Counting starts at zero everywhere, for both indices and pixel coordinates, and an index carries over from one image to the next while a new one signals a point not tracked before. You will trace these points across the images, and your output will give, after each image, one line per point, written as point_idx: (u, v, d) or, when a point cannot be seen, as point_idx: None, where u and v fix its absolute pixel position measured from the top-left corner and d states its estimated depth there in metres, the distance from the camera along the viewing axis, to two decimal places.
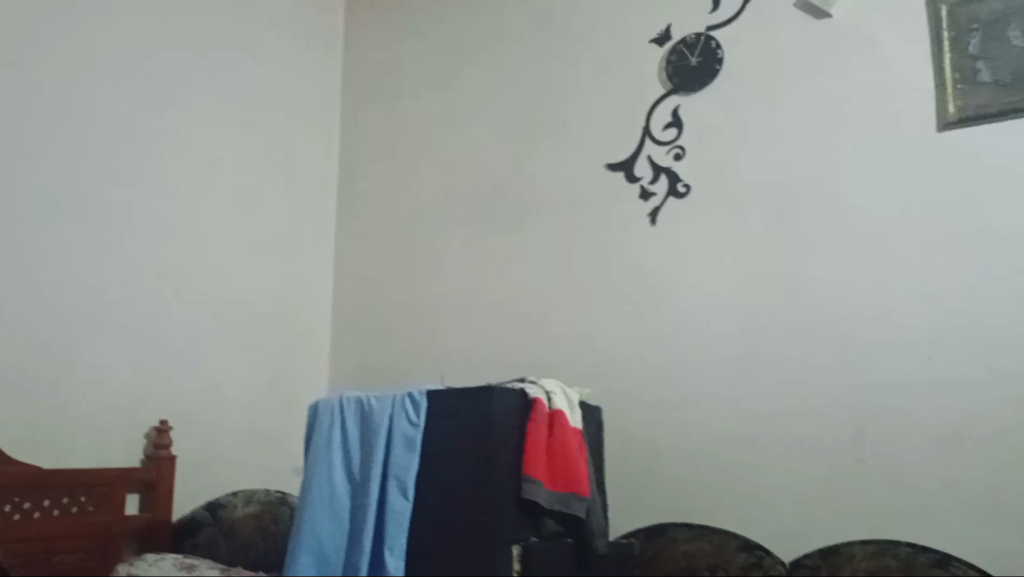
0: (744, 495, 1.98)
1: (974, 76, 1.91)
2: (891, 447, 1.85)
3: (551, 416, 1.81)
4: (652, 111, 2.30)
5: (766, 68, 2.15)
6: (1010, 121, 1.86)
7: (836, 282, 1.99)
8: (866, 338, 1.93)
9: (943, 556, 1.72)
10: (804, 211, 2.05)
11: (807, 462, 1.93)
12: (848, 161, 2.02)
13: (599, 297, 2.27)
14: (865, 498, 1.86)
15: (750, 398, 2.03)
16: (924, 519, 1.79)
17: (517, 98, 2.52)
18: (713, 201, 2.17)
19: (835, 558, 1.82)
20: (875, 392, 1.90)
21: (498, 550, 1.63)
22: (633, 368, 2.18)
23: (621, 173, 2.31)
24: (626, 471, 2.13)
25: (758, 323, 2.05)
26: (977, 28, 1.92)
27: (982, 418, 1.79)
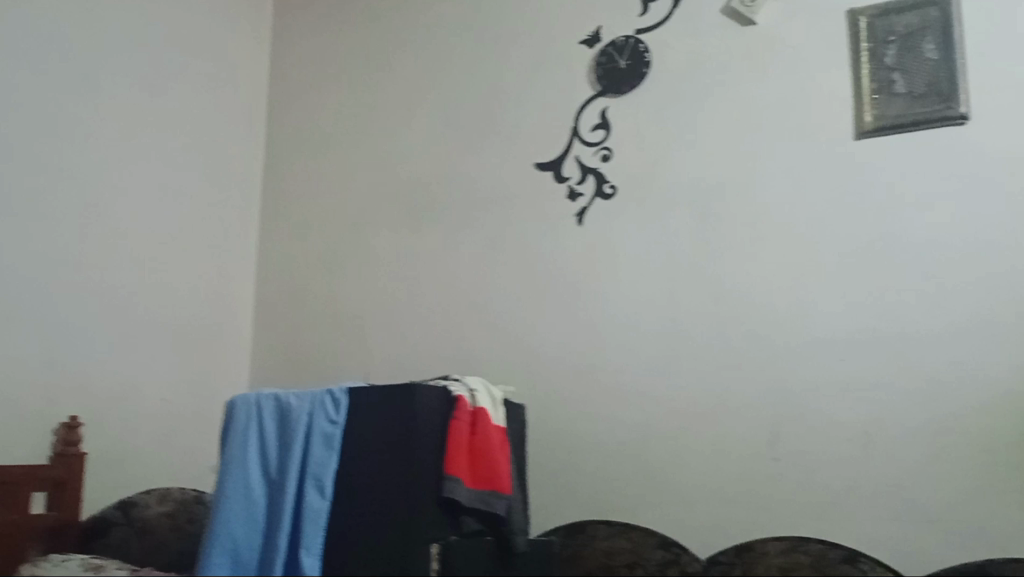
0: (664, 494, 2.01)
1: (889, 87, 1.97)
2: (804, 447, 1.91)
3: (474, 414, 1.81)
4: (581, 111, 2.31)
5: (692, 73, 2.18)
6: (923, 131, 1.92)
7: (756, 285, 2.03)
8: (783, 340, 1.98)
9: (851, 552, 1.74)
10: (726, 214, 2.09)
11: (724, 461, 1.97)
12: (769, 166, 2.06)
13: (525, 296, 2.27)
14: (778, 497, 1.91)
15: (671, 398, 2.06)
16: (834, 517, 1.85)
17: (447, 95, 2.50)
18: (639, 202, 2.19)
19: (749, 554, 1.84)
20: (789, 394, 1.95)
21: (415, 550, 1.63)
22: (557, 367, 2.20)
23: (549, 173, 2.32)
24: (547, 469, 2.15)
25: (680, 324, 2.08)
26: (894, 40, 1.99)
27: (890, 419, 1.85)
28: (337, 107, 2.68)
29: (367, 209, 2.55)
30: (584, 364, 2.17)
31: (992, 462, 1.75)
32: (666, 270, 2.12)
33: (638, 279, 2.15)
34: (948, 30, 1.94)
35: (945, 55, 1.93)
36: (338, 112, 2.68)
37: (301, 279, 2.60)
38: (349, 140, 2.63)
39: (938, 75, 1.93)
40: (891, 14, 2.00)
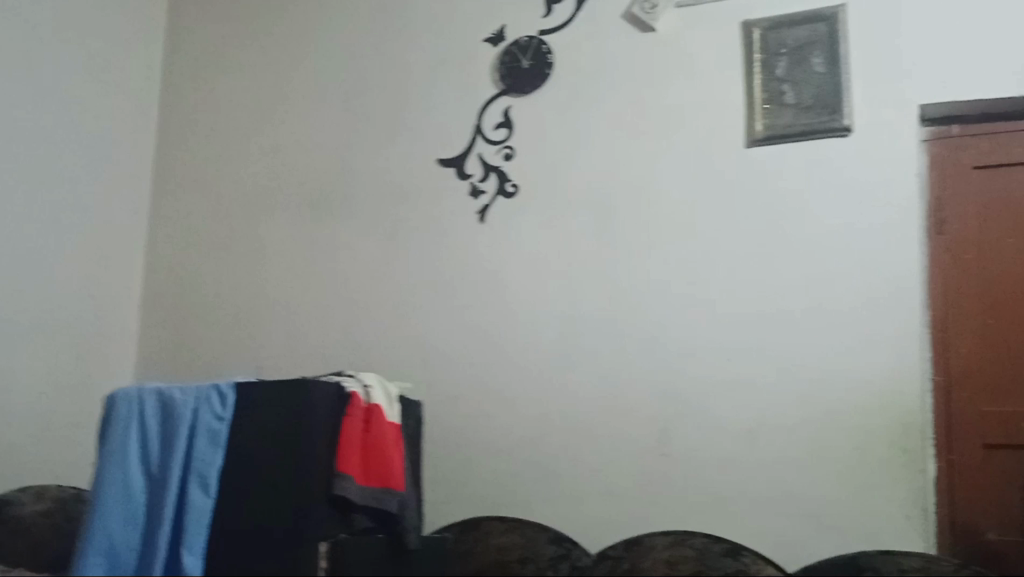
0: (556, 491, 2.05)
1: (779, 97, 2.04)
2: (691, 444, 1.97)
3: (369, 411, 1.79)
4: (484, 109, 2.31)
5: (594, 76, 2.21)
6: (809, 142, 2.00)
7: (649, 286, 2.08)
8: (674, 340, 2.03)
9: (734, 546, 1.82)
10: (623, 215, 2.13)
11: (616, 458, 2.02)
12: (666, 170, 2.11)
13: (424, 292, 2.27)
14: (666, 493, 1.96)
15: (565, 396, 2.09)
16: (717, 511, 1.92)
17: (350, 87, 2.47)
18: (540, 202, 2.21)
19: (637, 548, 1.89)
20: (679, 393, 2.01)
21: (303, 547, 1.63)
22: (454, 363, 2.20)
23: (451, 169, 2.31)
24: (442, 464, 2.16)
25: (577, 324, 2.12)
26: (785, 53, 2.05)
27: (771, 418, 1.93)
28: (236, 95, 2.61)
29: (265, 201, 2.50)
30: (482, 362, 2.18)
31: (863, 459, 1.85)
32: (564, 270, 2.15)
33: (536, 278, 2.17)
34: (835, 45, 2.01)
35: (832, 68, 2.00)
36: (237, 100, 2.61)
37: (195, 269, 2.53)
38: (249, 128, 2.57)
39: (825, 88, 2.00)
40: (783, 27, 2.06)
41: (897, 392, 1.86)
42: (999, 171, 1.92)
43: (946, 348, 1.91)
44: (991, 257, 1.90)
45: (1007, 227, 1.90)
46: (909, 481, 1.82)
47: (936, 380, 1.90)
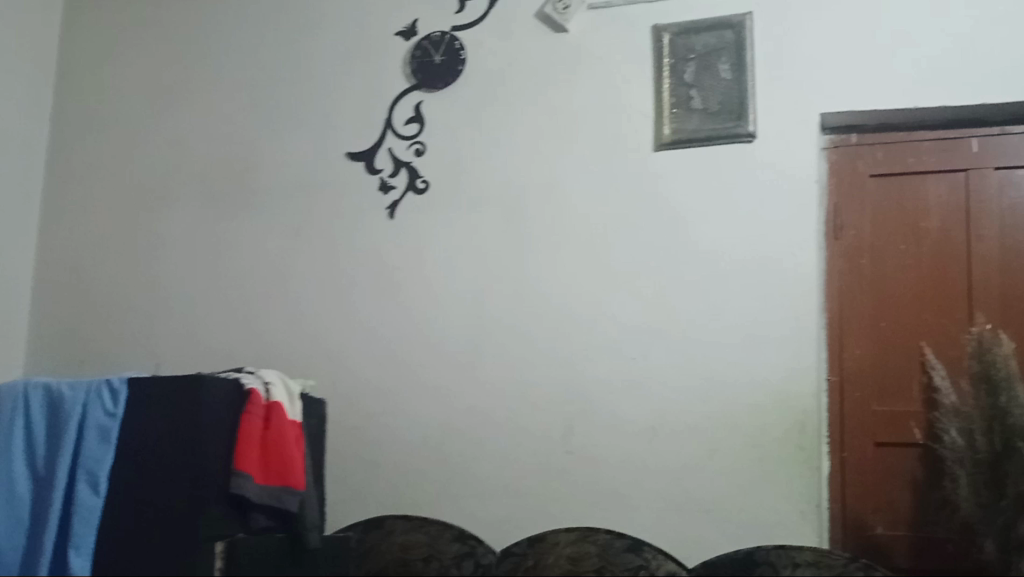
0: (462, 489, 2.07)
1: (687, 102, 2.07)
2: (595, 441, 2.00)
3: (269, 408, 1.75)
4: (394, 104, 2.28)
5: (506, 74, 2.21)
6: (714, 147, 2.04)
7: (556, 286, 2.09)
8: (580, 340, 2.06)
9: (636, 541, 1.87)
10: (532, 214, 2.14)
11: (521, 455, 2.04)
12: (578, 171, 2.12)
13: (334, 288, 2.24)
14: (570, 491, 2.00)
15: (472, 393, 2.10)
16: (619, 507, 1.96)
17: (260, 77, 2.41)
18: (450, 198, 2.20)
19: (541, 545, 1.92)
20: (584, 392, 2.03)
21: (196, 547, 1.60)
22: (363, 360, 2.19)
23: (361, 163, 2.28)
24: (349, 460, 2.15)
25: (485, 322, 2.13)
26: (693, 58, 2.08)
27: (673, 416, 1.97)
28: (139, 79, 2.52)
29: (170, 190, 2.43)
30: (389, 359, 2.17)
31: (759, 457, 1.91)
32: (473, 268, 2.16)
33: (445, 276, 2.17)
34: (741, 53, 2.05)
35: (738, 75, 2.04)
36: (141, 84, 2.52)
37: (95, 259, 2.45)
38: (153, 115, 2.49)
39: (730, 95, 2.04)
40: (691, 33, 2.09)
41: (792, 393, 1.92)
42: (895, 181, 2.00)
43: (841, 349, 1.99)
44: (885, 264, 1.99)
45: (900, 234, 1.99)
46: (803, 478, 1.88)
47: (831, 379, 1.99)
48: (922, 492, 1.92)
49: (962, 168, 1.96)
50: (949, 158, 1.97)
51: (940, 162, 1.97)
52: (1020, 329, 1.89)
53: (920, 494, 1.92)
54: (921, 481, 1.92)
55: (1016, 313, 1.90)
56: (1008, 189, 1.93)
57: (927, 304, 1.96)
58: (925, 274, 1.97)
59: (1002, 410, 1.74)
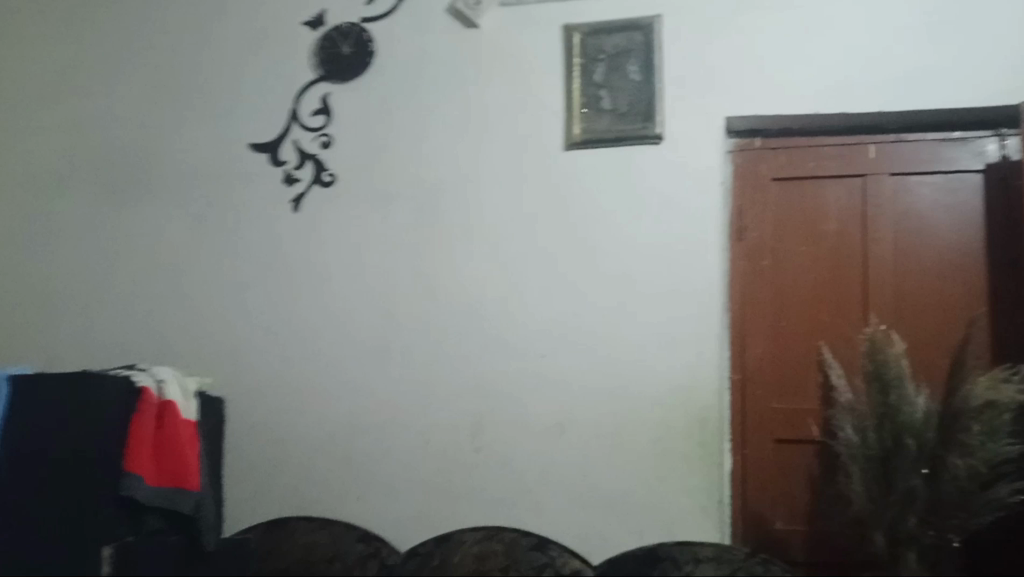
0: (370, 488, 2.05)
1: (596, 102, 2.07)
2: (503, 438, 2.01)
3: (163, 407, 1.71)
4: (300, 95, 2.23)
5: (417, 68, 2.17)
6: (623, 147, 2.05)
7: (467, 284, 2.08)
8: (488, 339, 2.05)
9: (542, 539, 1.89)
10: (442, 212, 2.12)
11: (430, 454, 2.04)
12: (489, 169, 2.11)
13: (240, 283, 2.19)
14: (478, 489, 2.01)
15: (380, 391, 2.08)
16: (527, 505, 1.98)
17: (160, 63, 2.32)
18: (359, 192, 2.16)
19: (447, 544, 1.91)
20: (492, 390, 2.04)
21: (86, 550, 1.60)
22: (271, 356, 2.15)
23: (264, 154, 2.22)
24: (257, 458, 2.11)
25: (394, 319, 2.10)
26: (603, 59, 2.08)
27: (580, 414, 1.99)
28: (31, 62, 2.40)
29: (65, 179, 2.32)
30: (298, 355, 2.13)
31: (662, 453, 1.94)
32: (383, 264, 2.12)
33: (355, 271, 2.13)
34: (650, 56, 2.05)
35: (647, 78, 2.05)
36: (33, 68, 2.40)
37: None
38: (48, 98, 2.37)
39: (640, 96, 2.05)
40: (602, 33, 2.08)
41: (695, 390, 1.95)
42: (798, 184, 2.05)
43: (743, 348, 2.04)
44: (787, 266, 2.04)
45: (799, 236, 2.04)
46: (704, 472, 1.92)
47: (733, 377, 2.03)
48: (818, 487, 1.98)
49: (860, 173, 2.01)
50: (848, 164, 2.02)
51: (840, 167, 2.02)
52: (911, 329, 1.97)
53: (816, 488, 1.98)
54: (817, 476, 1.98)
55: (908, 313, 1.98)
56: (902, 194, 2.00)
57: (825, 305, 2.01)
58: (824, 275, 2.02)
59: (892, 408, 1.81)
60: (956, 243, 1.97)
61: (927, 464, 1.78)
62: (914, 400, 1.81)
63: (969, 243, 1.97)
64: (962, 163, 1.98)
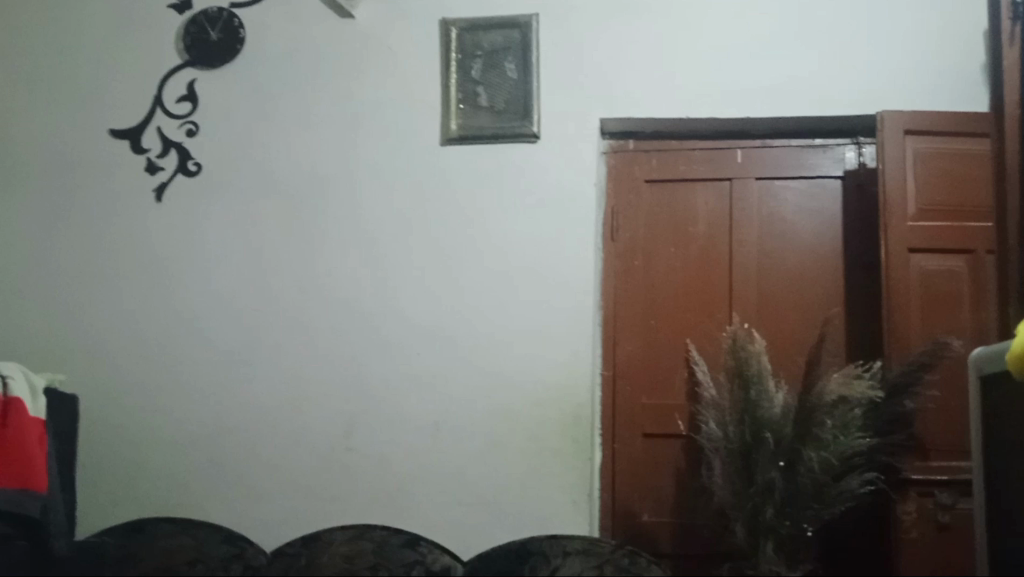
0: (238, 488, 2.02)
1: (474, 99, 2.06)
2: (377, 437, 2.00)
3: (6, 403, 1.73)
4: (164, 81, 2.16)
5: (289, 58, 2.12)
6: (500, 145, 2.05)
7: (340, 280, 2.05)
8: (361, 335, 2.03)
9: (413, 537, 1.87)
10: (315, 205, 2.08)
11: (300, 452, 2.01)
12: (365, 163, 2.07)
13: (106, 278, 2.13)
14: (349, 489, 1.99)
15: (247, 389, 2.05)
16: (398, 503, 1.97)
17: (19, 47, 2.24)
18: (226, 183, 2.11)
19: (315, 544, 1.88)
20: (365, 387, 2.02)
21: None
22: (136, 351, 2.10)
23: (127, 141, 2.16)
24: (122, 457, 2.08)
25: (263, 317, 2.07)
26: (480, 55, 2.07)
27: (453, 411, 1.99)
28: None
29: None
30: (165, 351, 2.09)
31: (533, 449, 1.96)
32: (255, 258, 2.08)
33: (224, 266, 2.09)
34: (527, 54, 2.05)
35: (523, 75, 2.05)
36: None
37: None
38: None
39: (517, 94, 2.05)
40: (479, 29, 2.07)
41: (567, 387, 1.97)
42: (668, 186, 2.10)
43: (615, 346, 2.08)
44: (657, 266, 2.09)
45: (670, 238, 2.09)
46: (577, 468, 1.95)
47: (605, 374, 2.07)
48: (683, 480, 2.03)
49: (728, 177, 2.08)
50: (716, 168, 2.08)
51: (708, 171, 2.08)
52: (773, 327, 2.04)
53: (683, 481, 2.03)
54: (683, 470, 2.04)
55: (771, 312, 2.05)
56: (766, 199, 2.07)
57: (693, 304, 2.07)
58: (693, 275, 2.08)
59: (752, 403, 1.87)
60: (815, 245, 2.06)
61: (784, 457, 1.84)
62: (774, 396, 1.88)
63: (828, 245, 2.05)
64: (822, 170, 2.07)
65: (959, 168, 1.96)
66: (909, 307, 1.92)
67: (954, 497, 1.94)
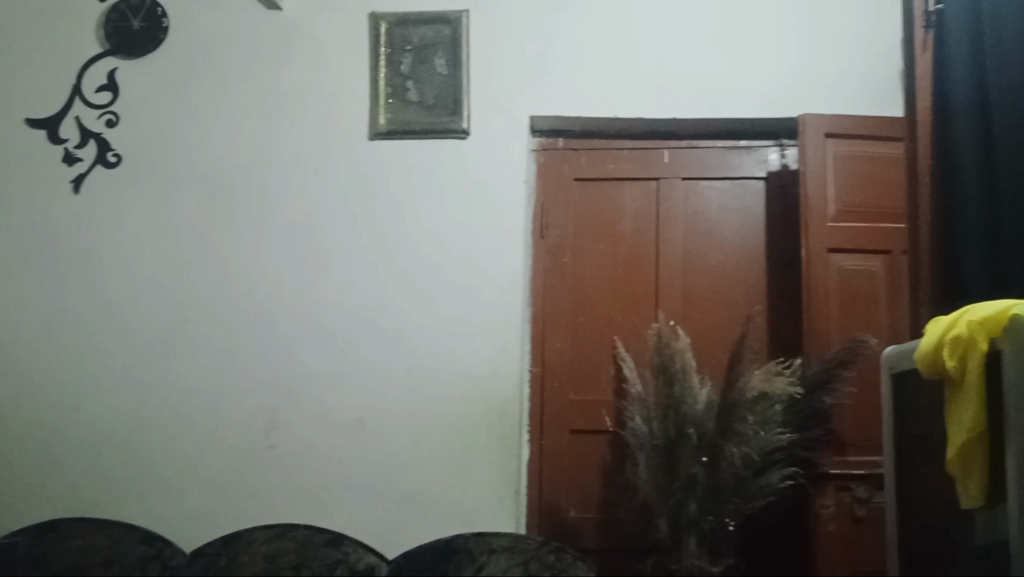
0: (156, 486, 1.98)
1: (403, 93, 2.05)
2: (300, 434, 1.97)
3: None
4: (84, 70, 2.11)
5: (215, 49, 2.10)
6: (429, 139, 2.04)
7: (266, 274, 2.03)
8: (287, 330, 2.01)
9: (336, 535, 1.84)
10: (240, 198, 2.05)
11: (221, 449, 1.98)
12: (292, 157, 2.05)
13: (21, 272, 2.08)
14: (272, 488, 1.96)
15: (167, 384, 2.01)
16: (322, 500, 1.95)
17: None
18: (148, 175, 2.08)
19: (235, 543, 1.84)
20: (288, 383, 1.99)
21: None
22: (51, 346, 2.05)
23: (44, 131, 2.10)
24: (35, 455, 2.02)
25: (184, 311, 2.03)
26: (410, 50, 2.07)
27: (379, 407, 1.97)
28: None
29: None
30: (80, 346, 2.05)
31: (459, 446, 1.96)
32: (177, 251, 2.05)
33: (144, 259, 2.06)
34: (456, 49, 2.06)
35: (453, 71, 2.06)
36: None
37: None
38: None
39: (446, 89, 2.05)
40: (408, 24, 2.07)
41: (495, 384, 1.98)
42: (596, 185, 2.12)
43: (543, 342, 2.09)
44: (585, 263, 2.10)
45: (598, 236, 2.10)
46: (502, 464, 1.95)
47: (533, 370, 2.08)
48: (609, 476, 2.05)
49: (655, 176, 2.11)
50: (643, 167, 2.11)
51: (635, 170, 2.11)
52: (697, 325, 2.07)
53: (608, 477, 2.05)
54: (609, 466, 2.05)
55: (694, 310, 2.08)
56: (691, 199, 2.11)
57: (620, 301, 2.09)
58: (620, 273, 2.10)
59: (676, 400, 1.88)
60: (738, 245, 2.10)
61: (707, 452, 1.85)
62: (697, 392, 1.90)
63: (750, 245, 2.10)
64: (745, 171, 2.11)
65: (876, 170, 2.01)
66: (828, 305, 1.97)
67: (870, 491, 2.00)
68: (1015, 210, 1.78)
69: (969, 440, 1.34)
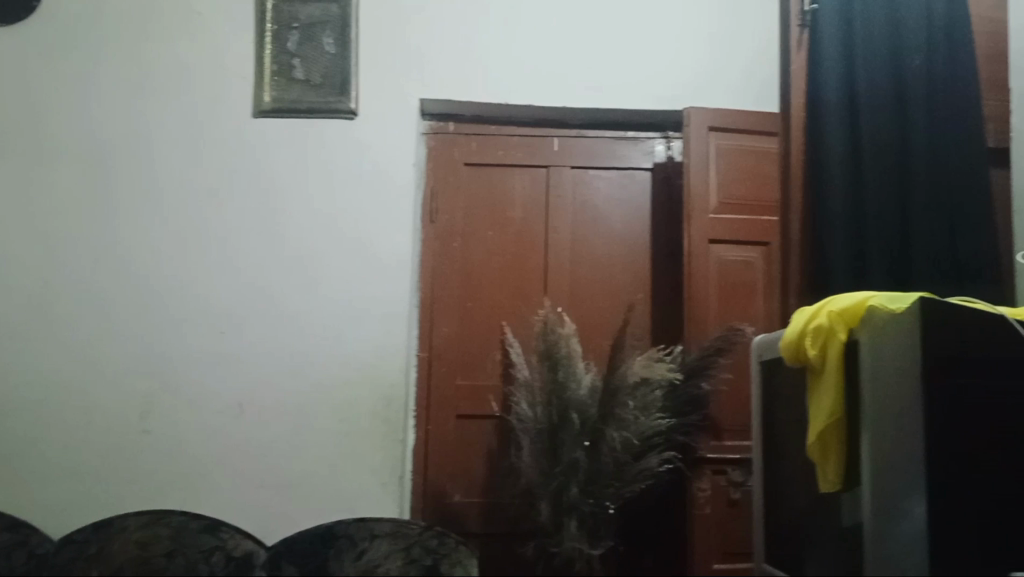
0: (22, 471, 1.91)
1: (289, 71, 2.02)
2: (176, 419, 1.92)
3: None
4: None
5: (92, 17, 2.02)
6: (315, 119, 2.01)
7: (144, 254, 1.96)
8: (166, 311, 1.95)
9: (213, 522, 1.80)
10: (116, 173, 1.98)
11: (93, 432, 1.92)
12: (173, 134, 1.99)
13: None
14: (145, 472, 1.90)
15: (35, 365, 1.94)
16: (197, 486, 1.91)
17: None
18: (17, 147, 1.99)
19: (106, 530, 1.78)
20: (165, 366, 1.94)
21: None
22: None
23: None
24: None
25: (54, 289, 1.95)
26: (297, 27, 2.04)
27: (260, 391, 1.94)
28: None
29: None
30: None
31: (343, 431, 1.94)
32: (48, 227, 1.97)
33: (13, 234, 1.97)
34: (345, 28, 2.03)
35: (341, 50, 2.03)
36: None
37: None
38: None
39: (333, 69, 2.02)
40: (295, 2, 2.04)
41: (380, 369, 1.96)
42: (488, 170, 2.12)
43: (432, 327, 2.09)
44: (474, 248, 2.11)
45: (488, 222, 2.11)
46: (385, 448, 1.94)
47: (421, 355, 2.07)
48: (494, 460, 2.06)
49: (545, 164, 2.13)
50: (533, 154, 2.13)
51: (526, 157, 2.12)
52: (583, 311, 2.10)
53: (493, 462, 2.06)
54: (494, 451, 2.07)
55: (581, 296, 2.11)
56: (581, 188, 2.14)
57: (508, 288, 2.10)
58: (510, 259, 2.11)
59: (560, 385, 1.89)
60: (624, 234, 2.14)
61: (589, 437, 1.85)
62: (582, 378, 1.91)
63: (635, 234, 2.14)
64: (633, 162, 2.16)
65: (756, 164, 2.07)
66: (708, 294, 2.02)
67: (744, 475, 2.07)
68: (879, 206, 1.87)
69: (827, 426, 1.35)
